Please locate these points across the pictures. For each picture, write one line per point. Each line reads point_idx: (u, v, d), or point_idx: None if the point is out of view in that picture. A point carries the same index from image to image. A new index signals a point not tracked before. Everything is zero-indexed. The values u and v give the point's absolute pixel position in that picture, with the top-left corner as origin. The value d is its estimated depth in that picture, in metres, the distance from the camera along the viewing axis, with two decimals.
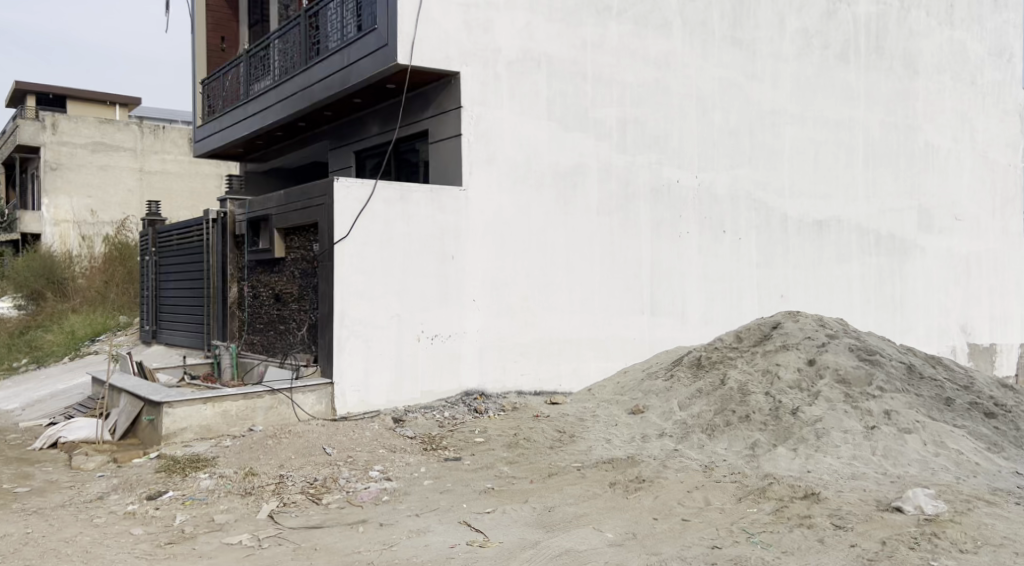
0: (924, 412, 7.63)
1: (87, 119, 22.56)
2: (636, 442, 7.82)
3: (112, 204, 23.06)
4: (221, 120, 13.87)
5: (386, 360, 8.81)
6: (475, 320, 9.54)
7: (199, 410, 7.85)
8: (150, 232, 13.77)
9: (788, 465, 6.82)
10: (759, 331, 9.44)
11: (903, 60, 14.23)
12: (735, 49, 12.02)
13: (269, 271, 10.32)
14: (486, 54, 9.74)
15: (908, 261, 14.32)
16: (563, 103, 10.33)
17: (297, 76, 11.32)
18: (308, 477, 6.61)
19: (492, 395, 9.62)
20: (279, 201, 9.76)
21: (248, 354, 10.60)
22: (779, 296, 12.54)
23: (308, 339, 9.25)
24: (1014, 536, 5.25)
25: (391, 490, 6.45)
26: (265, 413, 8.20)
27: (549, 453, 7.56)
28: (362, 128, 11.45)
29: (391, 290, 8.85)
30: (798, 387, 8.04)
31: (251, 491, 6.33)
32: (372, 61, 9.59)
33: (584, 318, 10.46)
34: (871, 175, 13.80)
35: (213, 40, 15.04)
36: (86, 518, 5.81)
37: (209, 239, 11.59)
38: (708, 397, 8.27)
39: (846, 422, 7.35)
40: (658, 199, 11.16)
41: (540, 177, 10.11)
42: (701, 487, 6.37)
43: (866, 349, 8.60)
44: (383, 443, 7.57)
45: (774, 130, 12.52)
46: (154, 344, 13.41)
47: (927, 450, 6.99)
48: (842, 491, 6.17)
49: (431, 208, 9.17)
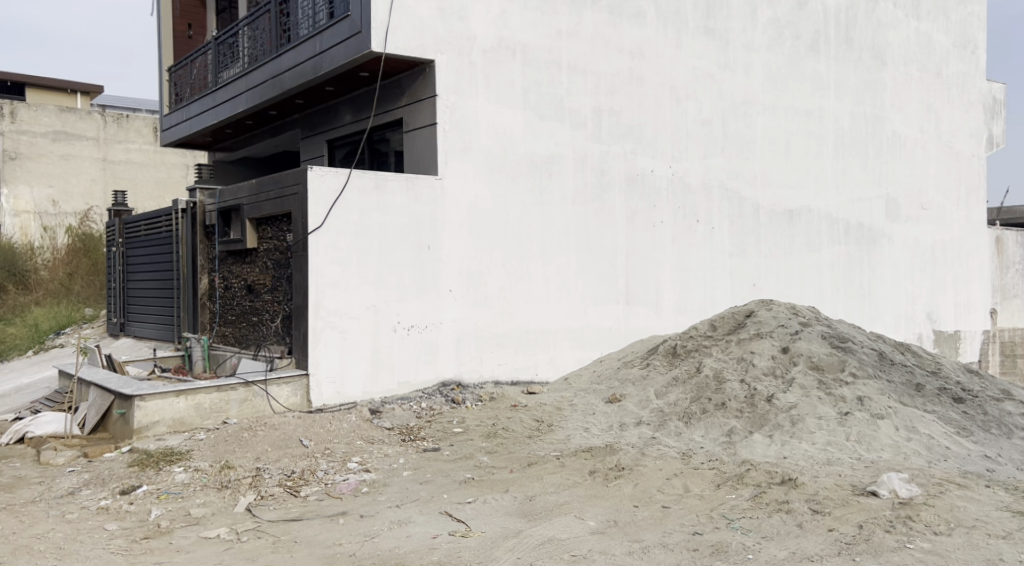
0: (896, 398, 7.73)
1: (48, 107, 21.72)
2: (614, 431, 7.85)
3: (75, 194, 22.28)
4: (188, 109, 13.64)
5: (362, 350, 8.74)
6: (451, 311, 9.50)
7: (172, 403, 7.72)
8: (116, 223, 13.50)
9: (765, 451, 6.89)
10: (733, 320, 9.52)
11: (872, 51, 14.39)
12: (708, 39, 12.08)
13: (240, 262, 10.18)
14: (461, 42, 9.67)
15: (876, 250, 14.51)
16: (538, 92, 10.30)
17: (267, 64, 11.16)
18: (286, 469, 6.54)
19: (469, 385, 9.60)
20: (250, 190, 9.62)
21: (220, 346, 10.44)
22: (750, 284, 12.65)
23: (282, 331, 9.14)
24: (986, 518, 5.34)
25: (370, 481, 6.41)
26: (238, 406, 8.08)
27: (528, 443, 7.55)
28: (334, 116, 11.33)
29: (366, 280, 8.78)
30: (772, 375, 8.13)
31: (227, 484, 6.24)
32: (345, 48, 9.47)
33: (560, 307, 10.47)
34: (840, 165, 13.96)
35: (180, 27, 14.77)
36: (57, 514, 5.69)
37: (178, 229, 11.39)
38: (684, 385, 8.34)
39: (821, 408, 7.44)
40: (633, 189, 11.19)
41: (516, 166, 10.09)
42: (680, 474, 6.39)
43: (838, 336, 8.69)
44: (361, 435, 7.51)
45: (746, 120, 12.60)
46: (122, 337, 13.18)
47: (899, 435, 7.09)
48: (818, 477, 6.23)
49: (407, 197, 9.11)
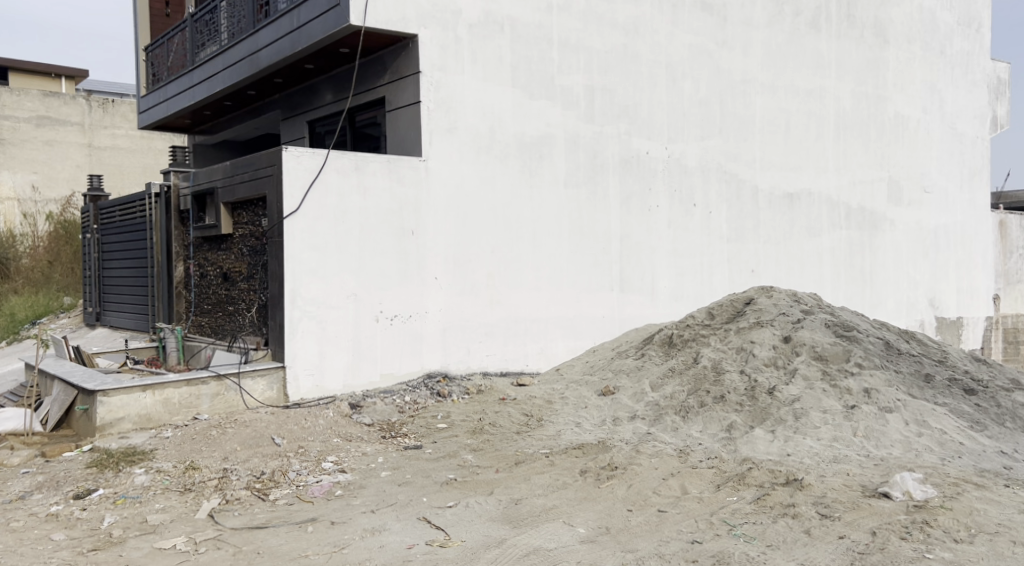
0: (905, 389, 7.30)
1: (31, 91, 21.02)
2: (607, 426, 7.43)
3: (59, 180, 21.61)
4: (165, 90, 13.13)
5: (342, 341, 8.30)
6: (437, 299, 9.06)
7: (138, 398, 7.26)
8: (91, 208, 13.02)
9: (767, 448, 6.46)
10: (732, 307, 9.11)
11: (874, 28, 13.91)
12: (705, 14, 11.59)
13: (215, 248, 9.72)
14: (445, 16, 9.17)
15: (878, 234, 14.10)
16: (527, 69, 9.82)
17: (244, 40, 10.66)
18: (254, 471, 6.10)
19: (456, 376, 9.16)
20: (224, 173, 9.16)
21: (195, 337, 9.97)
22: (749, 271, 12.22)
23: (257, 321, 8.69)
24: (1009, 523, 4.91)
25: (344, 483, 5.97)
26: (210, 401, 7.63)
27: (516, 439, 7.12)
28: (315, 96, 10.86)
29: (346, 268, 8.33)
30: (774, 366, 7.71)
31: (191, 487, 5.81)
32: (324, 22, 8.98)
33: (551, 295, 10.03)
34: (840, 146, 13.50)
35: (157, 4, 14.23)
36: (1, 523, 5.24)
37: (151, 215, 10.94)
38: (681, 376, 7.93)
39: (826, 402, 7.03)
40: (627, 171, 10.74)
41: (504, 147, 9.62)
42: (678, 474, 5.96)
43: (842, 325, 8.27)
44: (338, 432, 7.06)
45: (745, 99, 12.14)
46: (98, 327, 12.73)
47: (910, 430, 6.66)
48: (825, 476, 5.80)
49: (389, 180, 8.64)
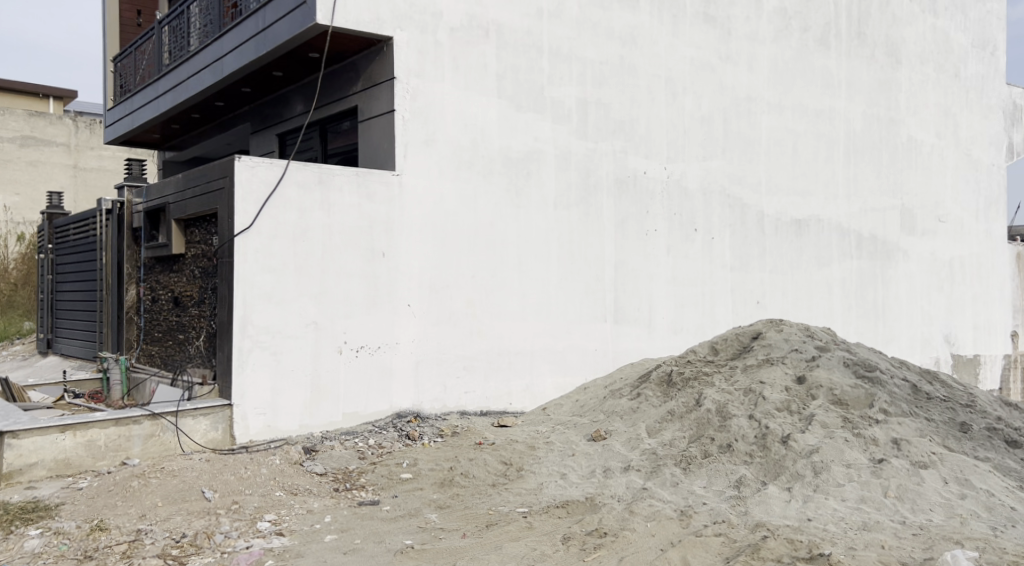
0: (938, 441, 6.34)
1: (15, 110, 20.18)
2: (597, 478, 6.41)
3: (42, 202, 20.58)
4: (131, 101, 12.28)
5: (299, 376, 7.34)
6: (409, 329, 8.11)
7: (55, 441, 6.28)
8: (46, 226, 12.12)
9: (783, 512, 5.50)
10: (737, 343, 8.20)
11: (886, 48, 13.11)
12: (708, 26, 10.79)
13: (167, 270, 8.79)
14: (424, 18, 8.33)
15: (891, 265, 13.20)
16: (514, 79, 8.96)
17: (210, 45, 9.83)
18: (174, 533, 5.12)
19: (430, 417, 8.18)
20: (176, 186, 8.26)
21: (141, 368, 8.99)
22: (754, 302, 11.29)
23: (206, 352, 7.75)
24: None
25: (279, 551, 4.97)
26: (142, 444, 6.67)
27: (491, 494, 6.15)
28: (287, 107, 10.03)
29: (306, 293, 7.40)
30: (787, 410, 6.72)
31: (92, 554, 4.83)
32: (290, 22, 8.13)
33: (538, 327, 9.09)
34: (851, 171, 12.64)
35: (129, 14, 13.51)
36: None
37: (103, 234, 10.03)
38: (682, 421, 6.97)
39: (849, 454, 6.04)
40: (623, 192, 9.85)
41: (488, 163, 8.73)
42: (679, 544, 4.99)
43: (863, 363, 7.32)
44: (282, 484, 6.08)
45: (750, 118, 11.28)
46: (50, 354, 11.79)
47: (949, 491, 5.68)
48: (856, 549, 4.84)
49: (357, 196, 7.73)
